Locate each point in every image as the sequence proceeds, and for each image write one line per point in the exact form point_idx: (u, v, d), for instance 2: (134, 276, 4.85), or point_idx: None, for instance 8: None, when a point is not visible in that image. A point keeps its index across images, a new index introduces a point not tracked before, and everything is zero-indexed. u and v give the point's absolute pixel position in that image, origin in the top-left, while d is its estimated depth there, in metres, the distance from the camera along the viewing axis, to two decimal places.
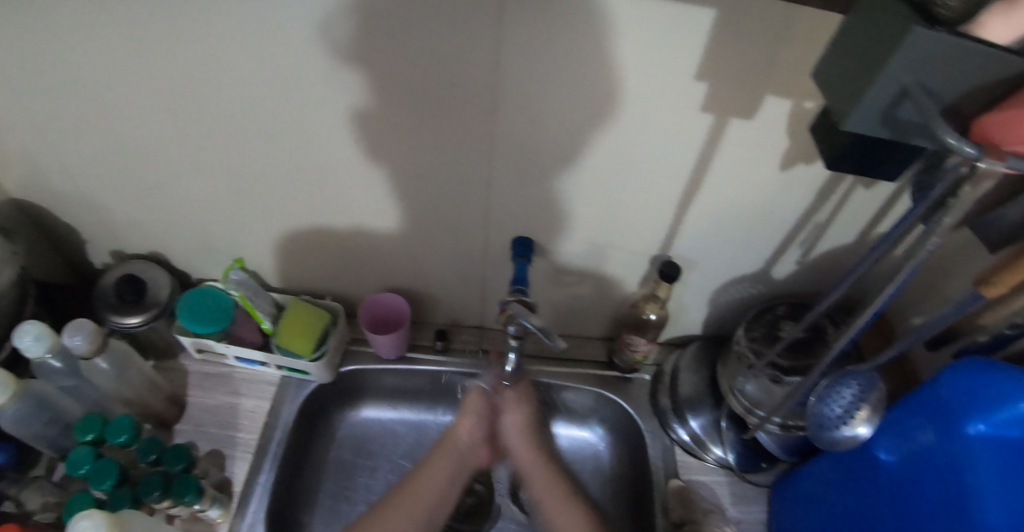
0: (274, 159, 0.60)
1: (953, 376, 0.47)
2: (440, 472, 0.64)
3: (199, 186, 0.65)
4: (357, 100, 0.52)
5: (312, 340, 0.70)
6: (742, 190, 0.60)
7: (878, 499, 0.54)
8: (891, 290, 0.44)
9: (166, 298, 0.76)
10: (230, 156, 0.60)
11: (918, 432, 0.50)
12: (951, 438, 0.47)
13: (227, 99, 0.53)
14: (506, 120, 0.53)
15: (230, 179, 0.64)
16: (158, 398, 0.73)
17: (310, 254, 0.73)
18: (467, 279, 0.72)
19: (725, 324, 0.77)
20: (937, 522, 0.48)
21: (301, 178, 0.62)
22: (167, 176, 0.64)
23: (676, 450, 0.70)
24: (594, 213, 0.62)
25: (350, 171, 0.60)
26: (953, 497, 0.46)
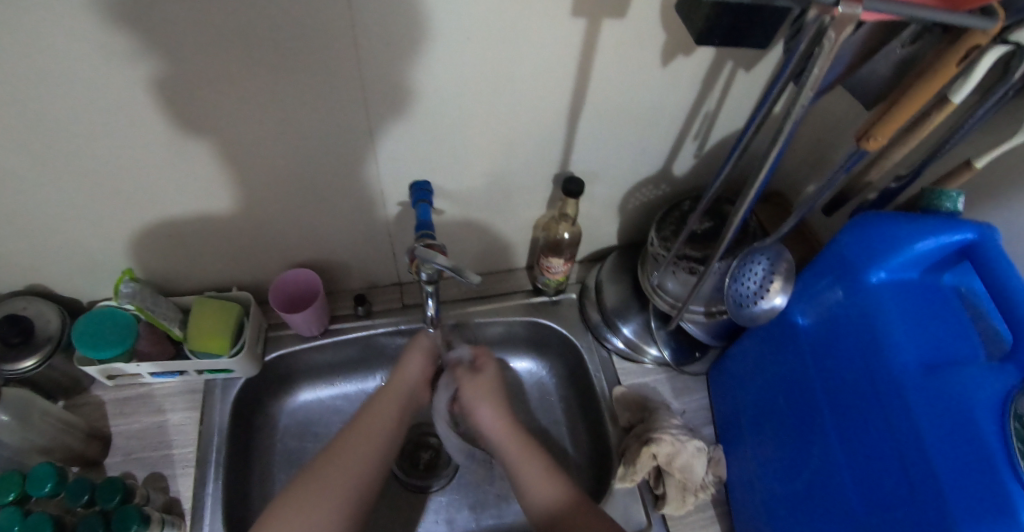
0: (126, 152, 0.53)
1: (850, 235, 0.51)
2: (390, 410, 0.64)
3: (49, 200, 0.57)
4: (201, 66, 0.46)
5: (226, 336, 0.66)
6: (629, 92, 0.59)
7: (803, 363, 0.57)
8: (773, 159, 0.44)
9: (59, 329, 0.69)
10: (70, 157, 0.53)
11: (828, 291, 0.54)
12: (857, 290, 0.51)
13: (41, 92, 0.45)
14: (375, 59, 0.49)
15: (83, 183, 0.56)
16: (77, 437, 0.67)
17: (202, 248, 0.68)
18: (376, 239, 0.69)
19: (640, 231, 0.79)
20: (857, 370, 0.50)
21: (164, 166, 0.55)
22: (5, 195, 0.56)
23: (614, 360, 0.72)
24: (487, 143, 0.60)
25: (218, 148, 0.54)
26: (869, 345, 0.49)
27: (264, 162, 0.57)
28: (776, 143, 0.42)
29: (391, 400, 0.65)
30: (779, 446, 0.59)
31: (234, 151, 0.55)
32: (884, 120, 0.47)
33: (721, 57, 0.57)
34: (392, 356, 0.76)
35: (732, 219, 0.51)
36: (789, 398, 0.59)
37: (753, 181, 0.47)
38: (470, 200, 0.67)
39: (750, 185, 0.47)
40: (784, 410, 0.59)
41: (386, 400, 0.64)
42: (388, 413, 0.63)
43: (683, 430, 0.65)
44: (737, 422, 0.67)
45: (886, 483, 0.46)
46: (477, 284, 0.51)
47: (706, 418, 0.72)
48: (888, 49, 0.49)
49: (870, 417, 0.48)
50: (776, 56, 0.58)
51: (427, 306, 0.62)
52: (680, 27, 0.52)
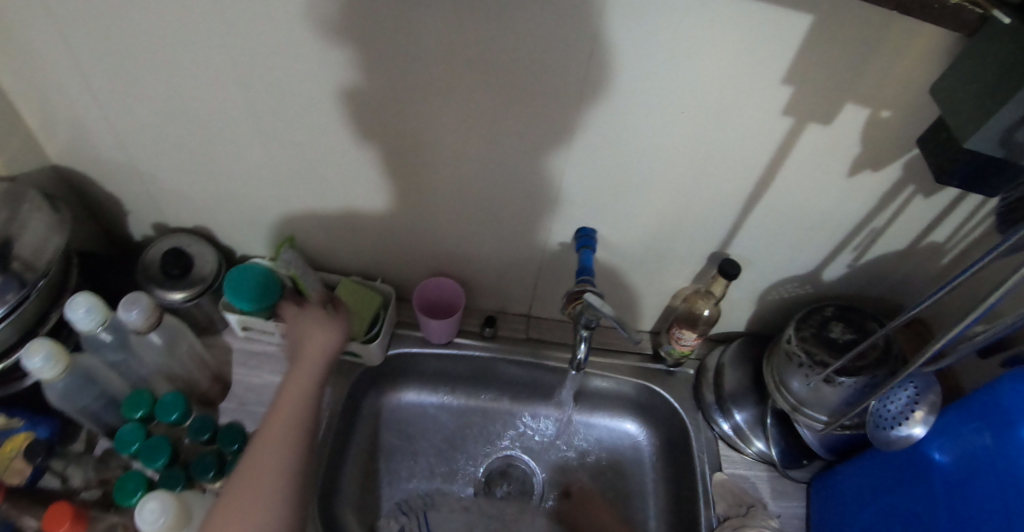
0: (337, 141, 0.59)
1: (1010, 383, 0.50)
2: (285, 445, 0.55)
3: (255, 164, 0.64)
4: (438, 89, 0.51)
5: (365, 322, 0.69)
6: (807, 194, 0.60)
7: (931, 500, 0.55)
8: (969, 323, 0.43)
9: (212, 273, 0.74)
10: (290, 135, 0.59)
11: (972, 434, 0.52)
12: (1008, 442, 0.49)
13: (297, 80, 0.52)
14: (588, 113, 0.52)
15: (290, 158, 0.62)
16: (205, 375, 0.72)
17: (359, 236, 0.72)
18: (518, 267, 0.72)
19: (766, 322, 0.78)
20: (998, 522, 0.49)
21: (362, 160, 0.60)
22: (224, 151, 0.63)
23: (718, 444, 0.71)
24: (654, 206, 0.62)
25: (418, 157, 0.59)
26: (1014, 500, 0.48)
27: (449, 176, 0.61)
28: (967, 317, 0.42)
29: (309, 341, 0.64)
30: None
31: (426, 162, 0.60)
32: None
33: (910, 180, 0.58)
34: (503, 381, 0.77)
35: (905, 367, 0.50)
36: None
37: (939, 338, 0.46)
38: (618, 253, 0.69)
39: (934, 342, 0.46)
40: None
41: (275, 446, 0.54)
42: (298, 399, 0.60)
43: None
44: None
45: None
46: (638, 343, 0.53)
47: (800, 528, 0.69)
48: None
49: None
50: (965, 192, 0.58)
51: (579, 349, 0.64)
52: (881, 148, 0.53)
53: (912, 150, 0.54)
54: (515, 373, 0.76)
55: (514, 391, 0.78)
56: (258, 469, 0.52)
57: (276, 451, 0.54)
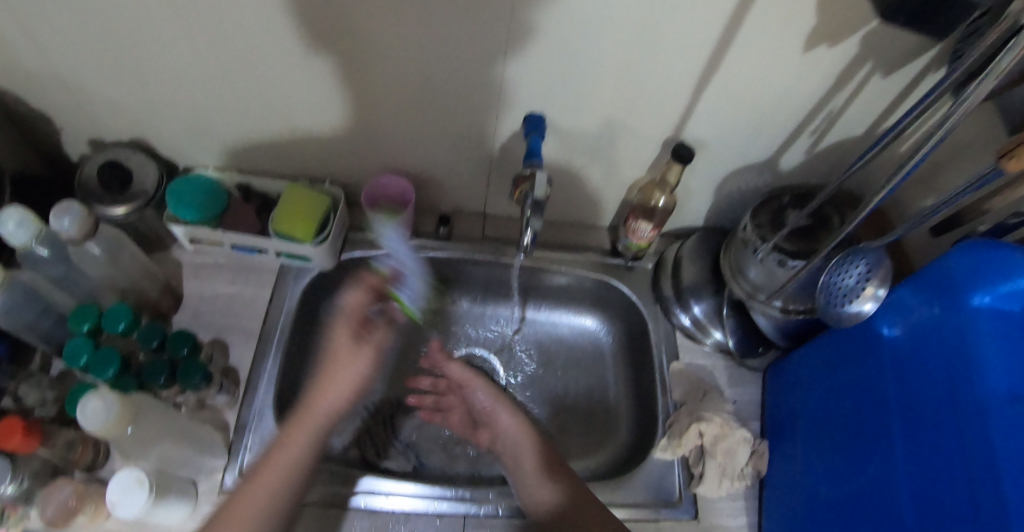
0: (261, 36, 0.53)
1: (959, 258, 0.48)
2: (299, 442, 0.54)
3: (177, 67, 0.59)
4: None
5: (312, 227, 0.67)
6: (764, 73, 0.57)
7: (879, 377, 0.54)
8: (895, 180, 0.45)
9: (154, 185, 0.71)
10: (206, 32, 0.53)
11: (923, 306, 0.51)
12: (955, 308, 0.48)
13: None
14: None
15: (214, 56, 0.57)
16: (154, 286, 0.69)
17: (302, 139, 0.69)
18: (471, 163, 0.69)
19: (725, 215, 0.78)
20: (941, 390, 0.48)
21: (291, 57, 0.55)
22: (138, 52, 0.57)
23: (676, 334, 0.73)
24: (606, 93, 0.59)
25: (353, 53, 0.54)
26: (960, 370, 0.46)
27: (394, 77, 0.57)
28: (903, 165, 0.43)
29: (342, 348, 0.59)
30: (836, 455, 0.57)
31: (371, 61, 0.56)
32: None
33: (865, 56, 0.55)
34: (463, 281, 0.78)
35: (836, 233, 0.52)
36: (855, 408, 0.57)
37: (869, 199, 0.48)
38: (575, 143, 0.66)
39: (864, 203, 0.49)
40: (848, 416, 0.57)
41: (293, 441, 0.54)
42: (326, 404, 0.57)
43: (733, 418, 0.66)
44: (791, 423, 0.65)
45: (948, 503, 0.45)
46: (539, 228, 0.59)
47: (755, 412, 0.71)
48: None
49: (945, 440, 0.46)
50: (920, 66, 0.56)
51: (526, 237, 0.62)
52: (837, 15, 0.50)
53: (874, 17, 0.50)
54: (475, 273, 0.76)
55: (474, 292, 0.79)
56: (268, 469, 0.51)
57: (293, 447, 0.53)
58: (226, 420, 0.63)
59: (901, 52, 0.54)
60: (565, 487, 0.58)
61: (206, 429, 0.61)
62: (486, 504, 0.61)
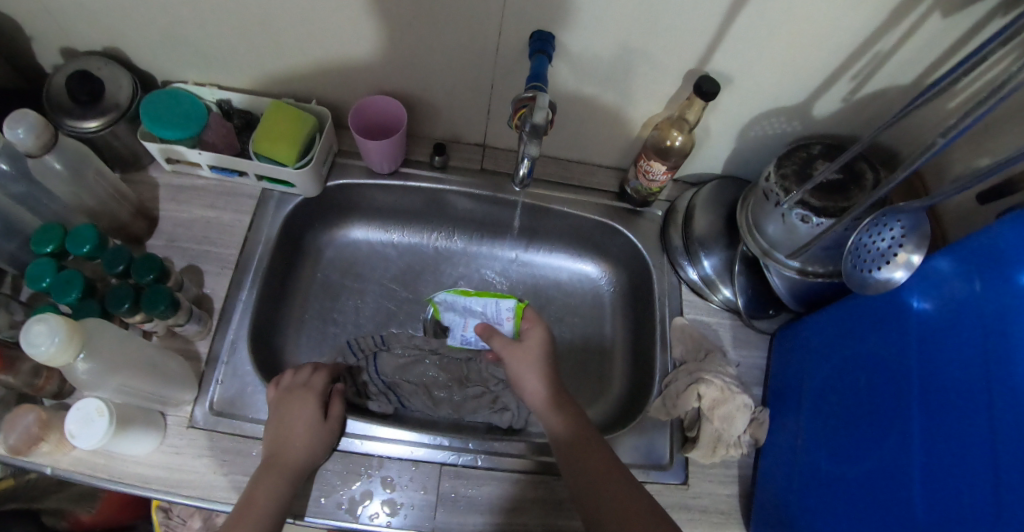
0: None
1: (1012, 224, 0.41)
2: (273, 490, 0.49)
3: None
4: None
5: (296, 147, 0.61)
6: (807, 2, 0.50)
7: (902, 352, 0.49)
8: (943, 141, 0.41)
9: (128, 99, 0.65)
10: None
11: (960, 280, 0.45)
12: (998, 285, 0.42)
13: None
14: None
15: None
16: (124, 208, 0.64)
17: (285, 54, 0.62)
18: (470, 88, 0.62)
19: (746, 163, 0.71)
20: (970, 372, 0.43)
21: None
22: None
23: (682, 289, 0.68)
24: (626, 13, 0.52)
25: None
26: (995, 351, 0.41)
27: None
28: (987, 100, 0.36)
29: (299, 406, 0.55)
30: (841, 431, 0.53)
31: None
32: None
33: None
34: (456, 217, 0.73)
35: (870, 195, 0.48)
36: (870, 384, 0.52)
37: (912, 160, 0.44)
38: (586, 71, 0.59)
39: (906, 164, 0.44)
40: (860, 391, 0.53)
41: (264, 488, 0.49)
42: (300, 451, 0.52)
43: (734, 382, 0.61)
44: (796, 392, 0.61)
45: (965, 498, 0.40)
46: (536, 155, 0.53)
47: (758, 378, 0.66)
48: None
49: (969, 428, 0.41)
50: (990, 5, 0.48)
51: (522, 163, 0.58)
52: None
53: None
54: (469, 209, 0.71)
55: (470, 230, 0.74)
56: (243, 520, 0.47)
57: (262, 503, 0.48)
58: (198, 351, 0.61)
59: None
60: (570, 418, 0.55)
61: (177, 360, 0.58)
62: (464, 453, 0.57)
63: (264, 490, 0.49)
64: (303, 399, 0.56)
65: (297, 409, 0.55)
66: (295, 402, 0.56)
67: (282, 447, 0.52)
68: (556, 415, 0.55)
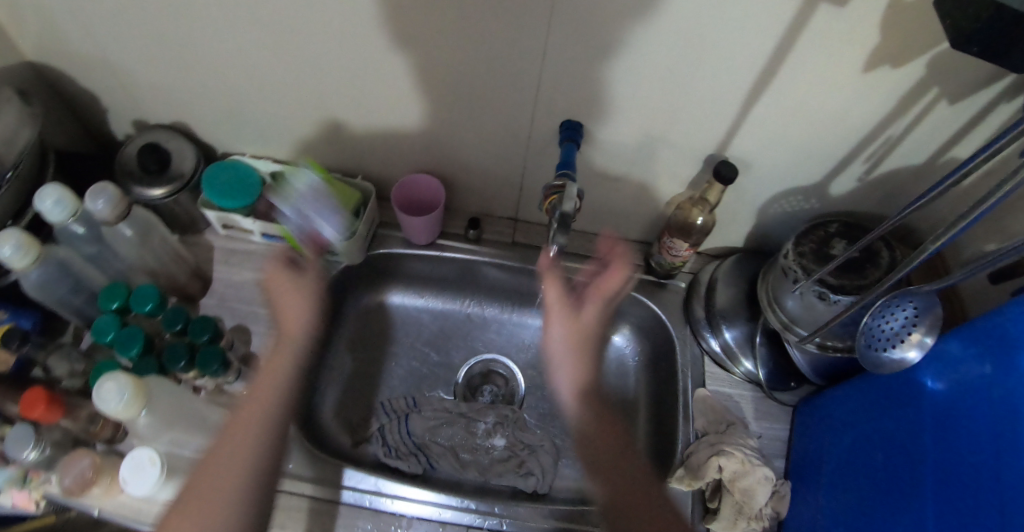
0: (304, 27, 0.53)
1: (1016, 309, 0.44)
2: (280, 372, 0.55)
3: (218, 54, 0.59)
4: None
5: (343, 221, 0.67)
6: (816, 95, 0.54)
7: (915, 430, 0.50)
8: (952, 231, 0.41)
9: (191, 171, 0.71)
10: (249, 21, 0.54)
11: (972, 362, 0.47)
12: (1008, 371, 0.43)
13: None
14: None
15: (255, 47, 0.57)
16: (183, 270, 0.70)
17: (338, 133, 0.69)
18: (503, 167, 0.67)
19: (767, 237, 0.74)
20: (984, 456, 0.44)
21: (328, 47, 0.55)
22: (188, 41, 0.58)
23: (704, 360, 0.70)
24: (648, 101, 0.56)
25: (389, 44, 0.54)
26: (1005, 437, 0.42)
27: (431, 72, 0.56)
28: (975, 208, 0.39)
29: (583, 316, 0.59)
30: (859, 505, 0.54)
31: (410, 52, 0.54)
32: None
33: (931, 80, 0.51)
34: (484, 286, 0.77)
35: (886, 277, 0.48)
36: (887, 461, 0.53)
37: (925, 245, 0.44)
38: (610, 152, 0.64)
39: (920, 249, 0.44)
40: (877, 467, 0.54)
41: (275, 365, 0.55)
42: (290, 361, 0.56)
43: (755, 455, 0.62)
44: (817, 464, 0.61)
45: None
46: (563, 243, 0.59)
47: (781, 451, 0.67)
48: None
49: (982, 513, 0.42)
50: (994, 96, 0.51)
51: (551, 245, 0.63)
52: (900, 35, 0.46)
53: (942, 43, 0.46)
54: (498, 278, 0.75)
55: (498, 298, 0.78)
56: (256, 398, 0.52)
57: (266, 394, 0.53)
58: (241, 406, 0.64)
59: (973, 83, 0.50)
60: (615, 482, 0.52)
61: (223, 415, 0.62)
62: (489, 517, 0.59)
63: (236, 438, 0.49)
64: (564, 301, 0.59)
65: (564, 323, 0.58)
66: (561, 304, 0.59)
67: (272, 355, 0.56)
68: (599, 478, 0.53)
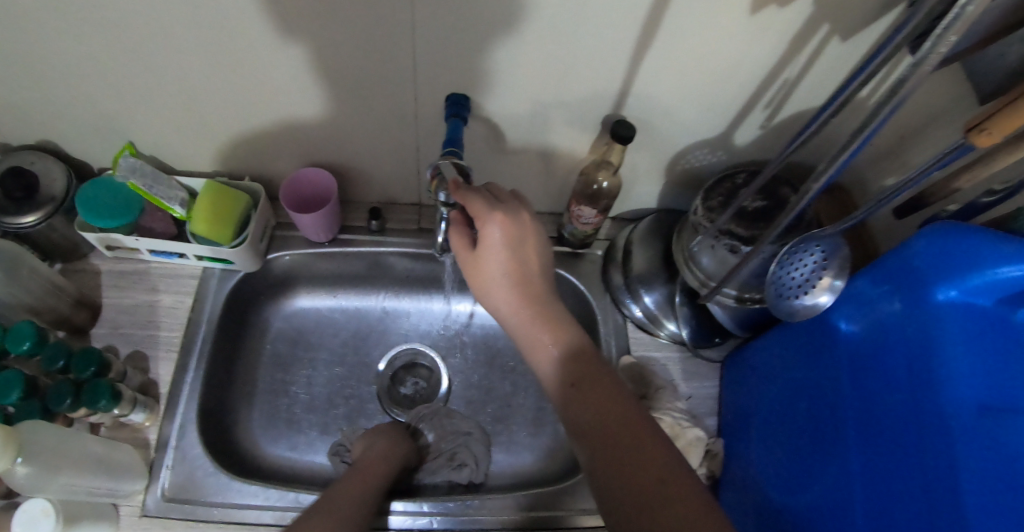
0: (146, 16, 0.47)
1: (926, 241, 0.43)
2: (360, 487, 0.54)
3: (57, 57, 0.53)
4: None
5: (233, 226, 0.63)
6: (707, 43, 0.51)
7: (834, 376, 0.50)
8: (847, 156, 0.37)
9: (63, 191, 0.64)
10: (79, 15, 0.47)
11: (882, 301, 0.46)
12: (918, 307, 0.42)
13: None
14: None
15: (97, 45, 0.51)
16: (65, 302, 0.64)
17: (215, 133, 0.63)
18: (398, 152, 0.64)
19: (680, 196, 0.73)
20: (900, 395, 0.44)
21: (180, 38, 0.50)
22: (18, 45, 0.51)
23: (628, 327, 0.70)
24: (534, 66, 0.53)
25: (249, 28, 0.48)
26: (920, 373, 0.42)
27: (302, 57, 0.52)
28: (848, 147, 0.36)
29: (489, 269, 0.55)
30: (789, 457, 0.54)
31: (275, 35, 0.49)
32: (1008, 111, 0.35)
33: (821, 13, 0.48)
34: (397, 278, 0.74)
35: (786, 212, 0.45)
36: (810, 411, 0.52)
37: (821, 174, 0.40)
38: (506, 125, 0.61)
39: (815, 179, 0.41)
40: (802, 418, 0.53)
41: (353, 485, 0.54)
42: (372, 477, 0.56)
43: (685, 416, 0.63)
44: (747, 418, 0.61)
45: (902, 524, 0.41)
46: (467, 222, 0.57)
47: (712, 409, 0.67)
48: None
49: (903, 453, 0.42)
50: (882, 27, 0.50)
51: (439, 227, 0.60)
52: None
53: None
54: (410, 268, 0.72)
55: (414, 288, 0.75)
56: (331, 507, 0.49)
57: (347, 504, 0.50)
58: (147, 438, 0.60)
59: (861, 15, 0.48)
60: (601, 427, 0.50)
61: (125, 451, 0.58)
62: (420, 517, 0.58)
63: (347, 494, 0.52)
64: (464, 258, 0.56)
65: (496, 287, 0.55)
66: (473, 266, 0.56)
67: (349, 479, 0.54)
68: (584, 442, 0.50)
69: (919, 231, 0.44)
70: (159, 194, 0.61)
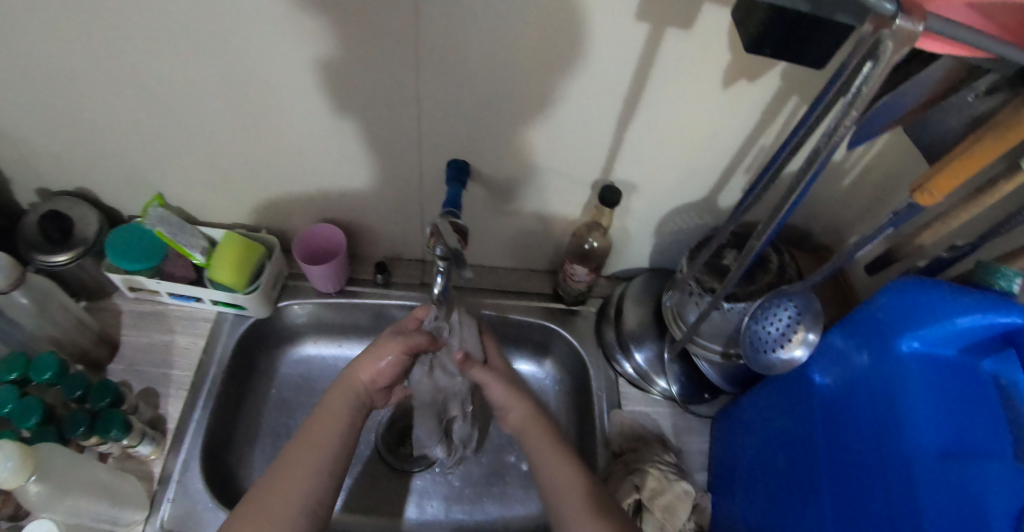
0: (185, 82, 0.54)
1: (890, 297, 0.44)
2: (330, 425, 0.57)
3: (102, 115, 0.59)
4: (289, 34, 0.47)
5: (246, 273, 0.68)
6: (685, 112, 0.55)
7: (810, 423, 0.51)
8: (780, 217, 0.42)
9: (96, 234, 0.70)
10: (128, 81, 0.54)
11: (853, 353, 0.48)
12: (884, 359, 0.44)
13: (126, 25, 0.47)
14: (436, 40, 0.47)
15: (138, 106, 0.57)
16: (87, 337, 0.68)
17: (236, 188, 0.69)
18: (403, 210, 0.69)
19: (670, 254, 0.76)
20: (869, 443, 0.45)
21: (212, 102, 0.56)
22: (70, 105, 0.58)
23: (620, 383, 0.72)
24: (526, 132, 0.58)
25: (273, 95, 0.54)
26: (887, 423, 0.43)
27: (318, 122, 0.57)
28: (781, 207, 0.41)
29: None
30: (770, 507, 0.54)
31: (294, 102, 0.55)
32: (942, 174, 0.38)
33: (790, 90, 0.53)
34: None
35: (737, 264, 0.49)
36: (789, 460, 0.53)
37: (761, 234, 0.45)
38: (503, 187, 0.66)
39: (756, 238, 0.46)
40: (781, 468, 0.54)
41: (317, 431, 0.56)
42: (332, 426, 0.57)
43: (673, 470, 0.63)
44: (733, 469, 0.62)
45: None
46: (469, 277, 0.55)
47: (702, 464, 0.68)
48: (957, 97, 0.38)
49: (873, 501, 0.43)
50: None
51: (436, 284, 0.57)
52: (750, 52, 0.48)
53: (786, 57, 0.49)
54: None
55: None
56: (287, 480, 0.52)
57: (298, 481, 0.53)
58: (151, 471, 0.63)
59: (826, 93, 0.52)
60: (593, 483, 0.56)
61: (129, 481, 0.60)
62: None
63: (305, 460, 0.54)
64: None
65: None
66: None
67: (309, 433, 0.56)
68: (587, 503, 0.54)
69: (884, 288, 0.46)
70: (182, 241, 0.66)
